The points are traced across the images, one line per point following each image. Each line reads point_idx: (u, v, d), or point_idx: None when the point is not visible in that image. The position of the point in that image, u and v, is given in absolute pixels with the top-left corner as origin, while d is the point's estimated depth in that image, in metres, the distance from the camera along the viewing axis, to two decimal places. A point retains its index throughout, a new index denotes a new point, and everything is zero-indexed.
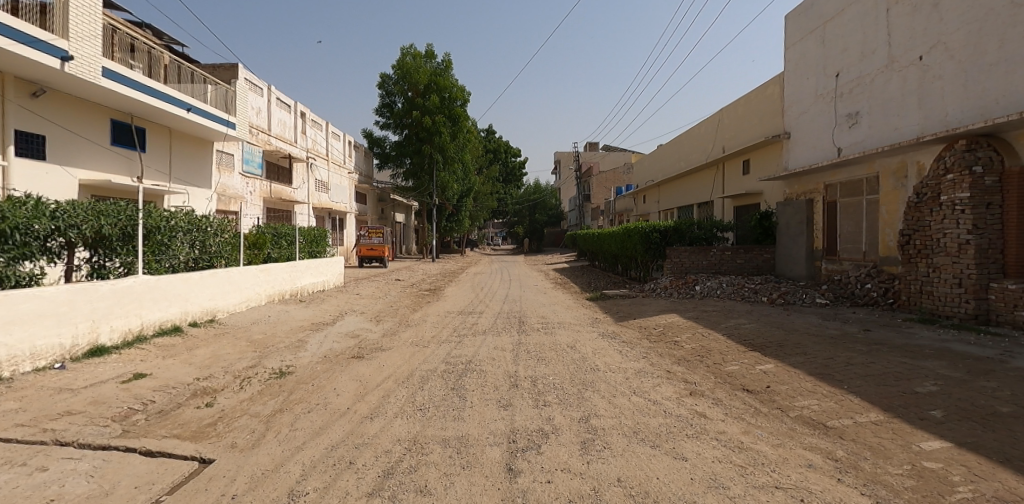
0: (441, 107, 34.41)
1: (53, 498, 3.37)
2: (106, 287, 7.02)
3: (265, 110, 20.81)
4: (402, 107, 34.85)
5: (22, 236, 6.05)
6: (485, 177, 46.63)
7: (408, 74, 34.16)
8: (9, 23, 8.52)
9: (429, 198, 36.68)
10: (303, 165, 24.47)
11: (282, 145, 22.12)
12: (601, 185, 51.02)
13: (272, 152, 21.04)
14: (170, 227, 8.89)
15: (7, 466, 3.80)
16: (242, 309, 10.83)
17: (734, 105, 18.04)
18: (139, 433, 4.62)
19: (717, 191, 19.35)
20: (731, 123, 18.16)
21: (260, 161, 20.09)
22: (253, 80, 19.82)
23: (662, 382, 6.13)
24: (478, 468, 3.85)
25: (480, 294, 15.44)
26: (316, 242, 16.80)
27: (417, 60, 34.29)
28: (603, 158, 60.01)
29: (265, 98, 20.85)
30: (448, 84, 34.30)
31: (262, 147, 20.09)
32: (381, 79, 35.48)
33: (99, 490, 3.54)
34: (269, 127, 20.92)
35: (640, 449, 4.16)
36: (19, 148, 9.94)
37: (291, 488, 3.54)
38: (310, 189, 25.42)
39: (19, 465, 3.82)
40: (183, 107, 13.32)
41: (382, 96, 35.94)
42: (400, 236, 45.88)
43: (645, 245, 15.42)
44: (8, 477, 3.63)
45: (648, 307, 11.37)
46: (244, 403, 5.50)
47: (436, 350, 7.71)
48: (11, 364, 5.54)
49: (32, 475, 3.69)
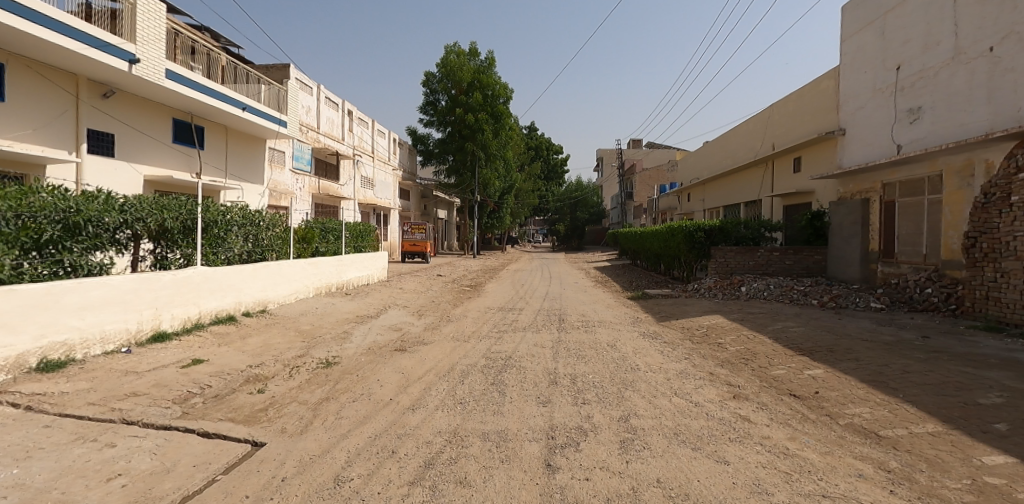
0: (483, 105, 34.74)
1: (121, 473, 3.63)
2: (168, 277, 7.43)
3: (314, 109, 21.34)
4: (445, 105, 35.21)
5: (94, 228, 6.50)
6: (526, 174, 46.87)
7: (451, 72, 34.50)
8: (82, 28, 9.05)
9: (471, 195, 37.28)
10: (349, 161, 25.13)
11: (330, 142, 22.70)
12: (644, 183, 50.21)
13: (320, 149, 21.55)
14: (226, 221, 9.28)
15: (81, 441, 4.11)
16: (290, 301, 11.23)
17: (785, 100, 17.39)
18: (197, 416, 4.89)
19: (766, 189, 18.77)
20: (782, 119, 17.57)
21: (309, 157, 20.78)
22: (304, 80, 20.38)
23: (705, 384, 6.00)
24: (517, 462, 3.89)
25: (520, 291, 15.50)
26: (363, 237, 17.29)
27: (460, 58, 34.53)
28: (646, 155, 59.23)
29: (315, 96, 21.36)
30: (490, 82, 34.92)
31: (311, 144, 20.72)
32: (425, 77, 35.90)
33: (161, 467, 3.78)
34: (318, 125, 21.48)
35: (681, 451, 4.11)
36: (92, 146, 10.59)
37: (337, 474, 3.67)
38: (356, 186, 26.04)
39: (90, 441, 4.14)
40: (239, 107, 13.89)
41: (425, 94, 36.33)
42: (443, 231, 46.70)
43: (688, 245, 14.99)
44: (80, 452, 3.93)
45: (691, 307, 11.12)
46: (293, 390, 5.72)
47: (476, 345, 7.76)
48: (84, 346, 6.01)
49: (101, 451, 3.97)
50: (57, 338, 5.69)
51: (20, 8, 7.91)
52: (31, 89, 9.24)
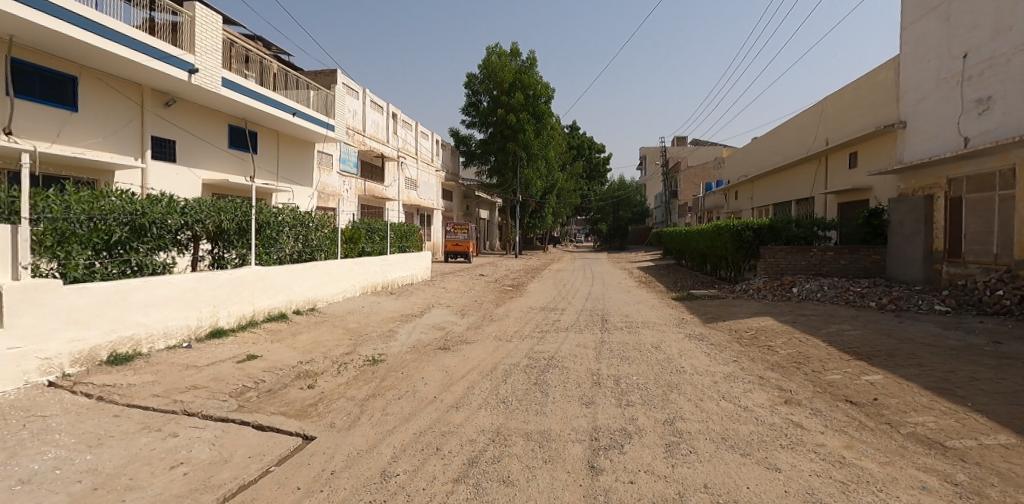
0: (525, 105, 34.86)
1: (183, 461, 3.83)
2: (225, 276, 7.79)
3: (360, 112, 21.84)
4: (487, 105, 35.51)
5: (158, 230, 6.91)
6: (569, 173, 46.76)
7: (493, 73, 34.81)
8: (147, 41, 9.60)
9: (513, 195, 37.45)
10: (394, 163, 25.70)
11: (375, 145, 23.24)
12: (690, 180, 49.35)
13: (366, 152, 22.08)
14: (278, 222, 9.64)
15: (147, 430, 4.37)
16: (338, 300, 11.57)
17: (841, 92, 16.68)
18: (252, 409, 5.10)
19: (819, 186, 18.06)
20: (838, 113, 16.86)
21: (356, 160, 21.36)
22: (351, 84, 20.92)
23: (754, 388, 5.81)
24: (561, 463, 3.87)
25: (562, 291, 15.47)
26: (407, 237, 17.64)
27: (502, 59, 34.79)
28: (691, 153, 57.94)
29: (361, 100, 21.88)
30: (531, 82, 34.63)
31: (357, 146, 21.27)
32: (468, 79, 36.33)
33: (219, 457, 3.97)
34: (364, 128, 22.03)
35: (729, 456, 3.99)
36: (155, 153, 11.22)
37: (383, 469, 3.75)
38: (400, 187, 26.61)
39: (155, 430, 4.38)
40: (289, 112, 14.43)
41: (468, 95, 36.76)
42: (484, 232, 47.06)
43: (736, 244, 14.47)
44: (146, 440, 4.17)
45: (739, 308, 10.81)
46: (341, 387, 5.88)
47: (519, 345, 7.78)
48: (149, 341, 6.41)
49: (165, 440, 4.20)
50: (125, 333, 6.09)
51: (90, 24, 8.47)
52: (101, 100, 9.88)
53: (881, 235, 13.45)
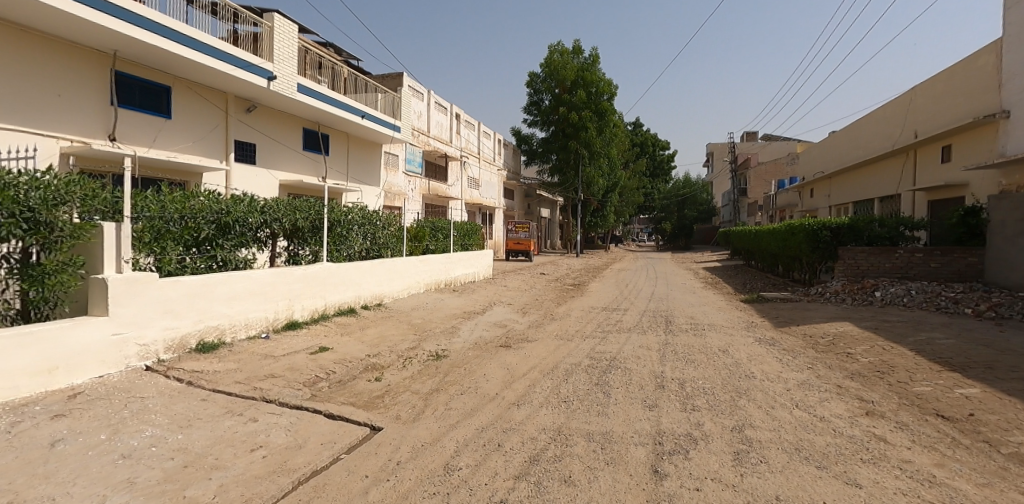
0: (587, 103, 34.63)
1: (261, 445, 4.09)
2: (300, 272, 8.23)
3: (425, 114, 22.45)
4: (549, 104, 35.61)
5: (241, 228, 7.40)
6: (631, 172, 45.99)
7: (555, 71, 34.88)
8: (231, 51, 10.30)
9: (574, 194, 37.22)
10: (458, 163, 26.29)
11: (439, 145, 23.81)
12: (760, 179, 47.30)
13: (431, 152, 22.70)
14: (348, 221, 10.07)
15: (230, 414, 4.70)
16: (403, 296, 11.96)
17: (932, 80, 15.42)
18: (324, 398, 5.37)
19: (905, 182, 16.83)
20: (928, 103, 15.60)
21: (421, 160, 22.00)
22: (416, 87, 21.56)
23: (831, 398, 5.49)
24: (623, 466, 3.82)
25: (624, 291, 15.25)
26: (470, 236, 18.03)
27: (564, 57, 34.85)
28: (761, 150, 55.50)
29: (426, 102, 22.47)
30: (594, 79, 34.46)
31: (422, 147, 21.88)
32: (530, 78, 36.58)
33: (295, 442, 4.21)
34: (429, 129, 22.62)
35: (804, 468, 3.79)
36: (238, 155, 12.01)
37: (447, 463, 3.84)
38: (463, 186, 27.19)
39: (238, 414, 4.71)
40: (358, 115, 15.05)
41: (530, 94, 37.01)
42: (545, 231, 47.03)
43: (811, 244, 13.86)
44: (230, 424, 4.49)
45: (813, 313, 10.25)
46: (406, 380, 6.07)
47: (580, 345, 7.74)
48: (232, 331, 6.89)
49: (246, 424, 4.50)
50: (211, 323, 6.57)
51: (182, 38, 9.19)
52: (190, 108, 10.66)
53: (979, 236, 12.31)
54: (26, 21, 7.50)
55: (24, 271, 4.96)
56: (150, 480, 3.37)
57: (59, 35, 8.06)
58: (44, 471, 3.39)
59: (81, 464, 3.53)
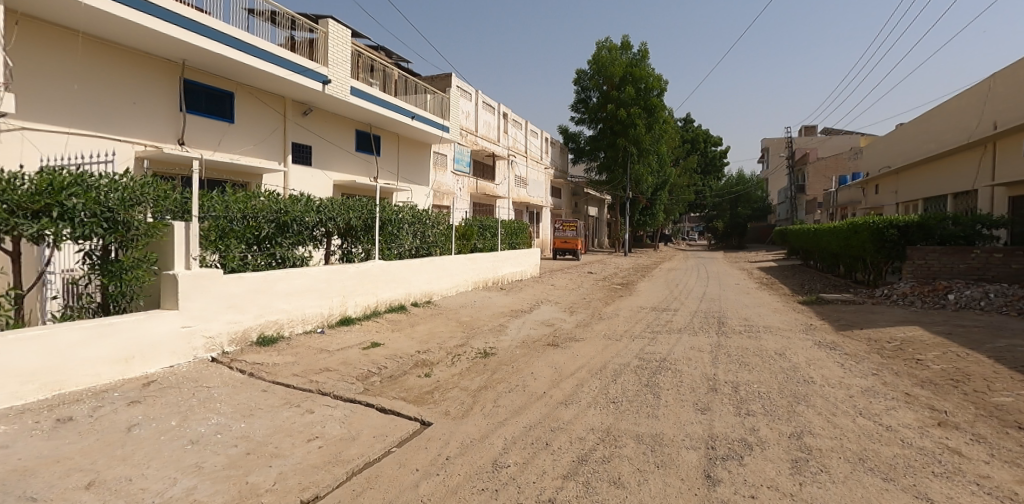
0: (636, 98, 34.07)
1: (318, 436, 4.27)
2: (353, 269, 8.51)
3: (473, 114, 22.67)
4: (597, 101, 35.34)
5: (298, 227, 7.73)
6: (681, 169, 44.90)
7: (603, 68, 34.62)
8: (289, 57, 10.72)
9: (622, 192, 36.64)
10: (505, 162, 26.43)
11: (487, 144, 24.01)
12: (819, 174, 45.54)
13: (478, 151, 22.94)
14: (398, 220, 10.33)
15: (288, 405, 4.93)
16: (451, 293, 12.17)
17: (1014, 67, 14.30)
18: (376, 392, 5.54)
19: (982, 177, 15.66)
20: (1008, 91, 14.47)
21: (469, 159, 22.22)
22: (464, 87, 21.84)
23: (898, 406, 5.20)
24: (674, 469, 3.75)
25: (674, 291, 14.95)
26: (516, 234, 18.14)
27: (612, 53, 34.61)
28: (821, 144, 52.94)
29: (473, 102, 22.68)
30: (644, 74, 33.87)
31: (470, 146, 22.11)
32: (577, 76, 36.47)
33: (348, 434, 4.36)
34: (477, 129, 22.84)
35: (869, 480, 3.60)
36: (296, 157, 12.51)
37: (495, 459, 3.88)
38: (511, 185, 27.33)
39: (295, 405, 4.93)
40: (408, 115, 15.35)
41: (577, 92, 36.86)
42: (592, 229, 46.65)
43: (876, 244, 13.08)
44: (288, 414, 4.70)
45: (878, 316, 9.73)
46: (454, 377, 6.18)
47: (628, 345, 7.66)
48: (290, 325, 7.22)
49: (303, 415, 4.70)
50: (271, 317, 6.90)
51: (243, 45, 9.65)
52: (251, 112, 11.18)
53: None
54: (104, 36, 8.13)
55: (104, 267, 5.39)
56: (216, 465, 3.58)
57: (132, 46, 8.62)
58: (122, 453, 3.65)
59: (154, 448, 3.78)
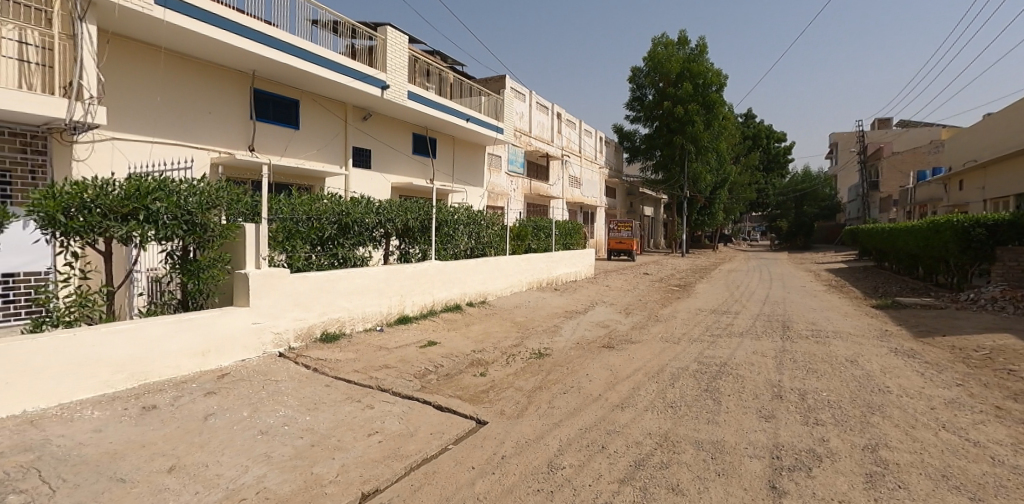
0: (694, 95, 33.10)
1: (378, 431, 4.44)
2: (410, 269, 8.76)
3: (527, 115, 22.75)
4: (652, 99, 34.73)
5: (359, 228, 8.04)
6: (741, 166, 43.21)
7: (659, 64, 33.99)
8: (349, 64, 11.12)
9: (678, 191, 35.64)
10: (559, 162, 26.35)
11: (541, 145, 24.03)
12: (895, 169, 42.58)
13: (532, 152, 23.00)
14: (454, 221, 10.53)
15: (350, 400, 5.14)
16: (505, 293, 12.28)
17: None
18: (432, 390, 5.69)
19: None
20: None
21: (523, 160, 22.49)
22: (518, 88, 21.98)
23: (987, 421, 4.82)
24: (736, 479, 3.65)
25: (735, 293, 14.47)
26: (571, 234, 18.06)
27: (668, 49, 33.95)
28: (898, 137, 49.41)
29: (527, 103, 22.74)
30: (701, 70, 32.92)
31: (524, 147, 22.20)
32: (633, 74, 36.01)
33: (407, 430, 4.50)
34: (530, 129, 22.90)
35: (954, 499, 3.36)
36: (355, 161, 12.98)
37: (550, 461, 3.90)
38: (564, 185, 27.19)
39: (356, 400, 5.14)
40: (462, 118, 15.56)
41: (632, 90, 36.38)
42: (648, 229, 45.70)
43: (960, 244, 12.14)
44: (349, 409, 4.91)
45: (963, 322, 9.05)
46: (509, 377, 6.26)
47: (687, 348, 7.50)
48: (351, 323, 7.52)
49: (364, 410, 4.90)
50: (333, 315, 7.21)
51: (307, 55, 10.08)
52: (314, 119, 11.69)
53: None
54: (183, 50, 8.74)
55: (184, 266, 5.78)
56: (285, 455, 3.79)
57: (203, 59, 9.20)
58: (200, 440, 3.93)
59: (229, 436, 4.05)
